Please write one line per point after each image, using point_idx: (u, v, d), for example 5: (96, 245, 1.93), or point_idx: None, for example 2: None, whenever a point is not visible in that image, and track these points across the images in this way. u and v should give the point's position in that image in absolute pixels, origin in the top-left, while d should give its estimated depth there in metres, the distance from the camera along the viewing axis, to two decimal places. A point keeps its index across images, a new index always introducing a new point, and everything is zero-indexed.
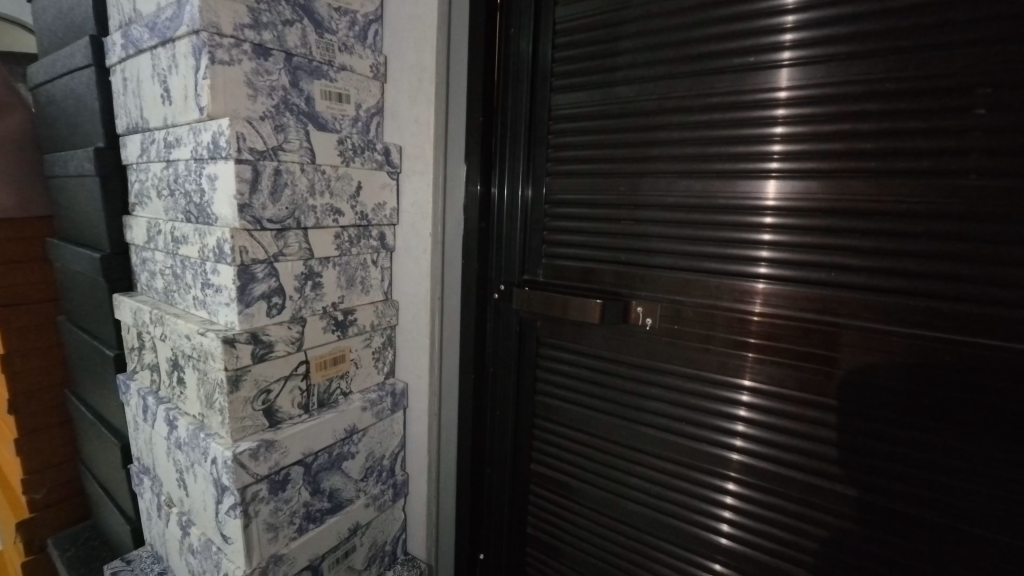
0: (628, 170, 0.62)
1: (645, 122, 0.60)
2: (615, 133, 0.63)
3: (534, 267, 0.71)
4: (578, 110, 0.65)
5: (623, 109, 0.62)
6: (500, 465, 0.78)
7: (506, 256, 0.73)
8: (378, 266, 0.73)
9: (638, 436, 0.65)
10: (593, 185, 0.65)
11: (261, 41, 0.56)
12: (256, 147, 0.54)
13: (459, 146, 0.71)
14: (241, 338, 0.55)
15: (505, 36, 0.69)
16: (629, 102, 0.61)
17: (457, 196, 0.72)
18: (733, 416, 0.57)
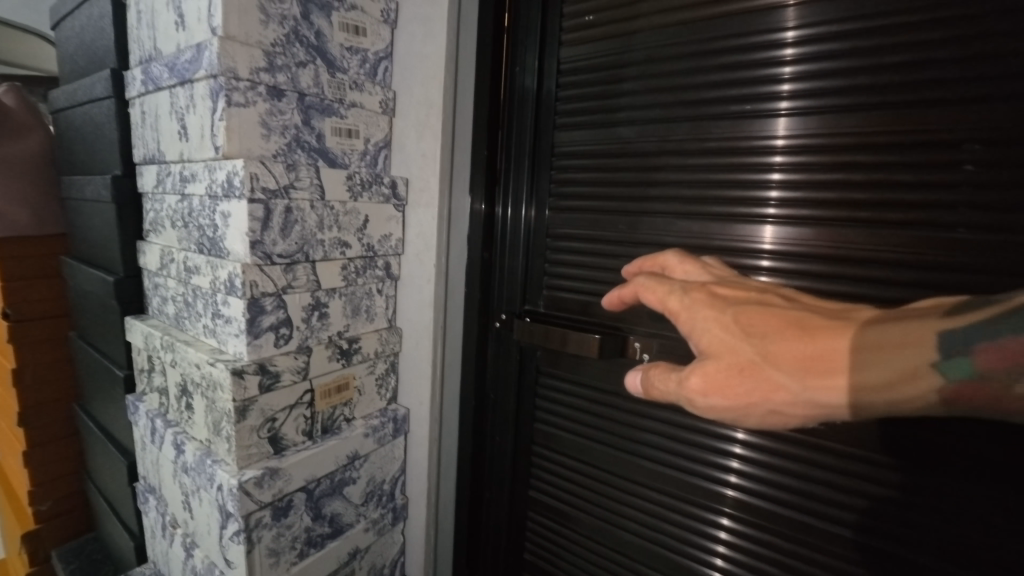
0: (628, 208, 0.63)
1: (645, 163, 0.61)
2: (616, 171, 0.64)
3: (534, 298, 0.72)
4: (580, 148, 0.67)
5: (623, 148, 0.63)
6: (500, 491, 0.79)
7: (508, 286, 0.74)
8: (383, 295, 0.74)
9: (636, 468, 0.66)
10: (593, 221, 0.66)
11: (275, 83, 0.58)
12: (269, 186, 0.56)
13: (465, 179, 0.73)
14: (249, 369, 0.57)
15: (510, 73, 0.71)
16: (629, 142, 0.63)
17: (462, 227, 0.74)
18: (728, 452, 0.58)
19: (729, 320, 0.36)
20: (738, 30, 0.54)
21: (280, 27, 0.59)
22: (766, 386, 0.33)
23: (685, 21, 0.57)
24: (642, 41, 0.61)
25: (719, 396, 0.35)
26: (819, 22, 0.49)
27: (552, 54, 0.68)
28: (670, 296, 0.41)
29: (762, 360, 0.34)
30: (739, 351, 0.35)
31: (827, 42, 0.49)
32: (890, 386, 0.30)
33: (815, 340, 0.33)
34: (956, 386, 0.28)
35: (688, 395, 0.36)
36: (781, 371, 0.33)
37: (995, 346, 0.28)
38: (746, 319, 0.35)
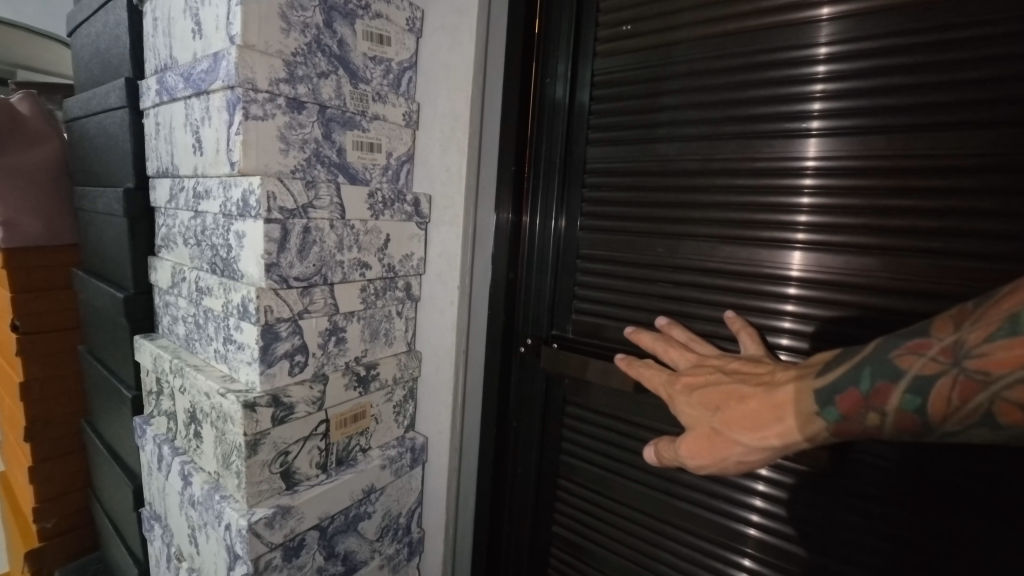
0: (665, 229, 0.58)
1: (686, 179, 0.56)
2: (652, 190, 0.59)
3: (563, 320, 0.67)
4: (612, 165, 0.62)
5: (661, 166, 0.58)
6: (520, 525, 0.74)
7: (534, 310, 0.69)
8: (402, 317, 0.70)
9: (669, 507, 0.60)
10: (625, 243, 0.61)
11: (296, 94, 0.54)
12: (287, 206, 0.52)
13: (491, 196, 0.69)
14: (262, 402, 0.53)
15: (539, 85, 0.67)
16: (668, 160, 0.57)
17: (487, 246, 0.69)
18: (751, 489, 0.54)
19: (698, 400, 0.45)
20: (790, 42, 0.48)
21: (302, 36, 0.55)
22: (725, 444, 0.41)
23: (730, 31, 0.52)
24: (682, 52, 0.56)
25: (699, 459, 0.43)
26: (884, 34, 0.44)
27: (584, 66, 0.64)
28: (652, 380, 0.52)
29: (719, 427, 0.42)
30: (704, 422, 0.44)
31: (894, 55, 0.43)
32: (797, 430, 0.38)
33: (745, 403, 0.41)
34: (836, 426, 0.36)
35: (681, 460, 0.45)
36: (731, 431, 0.41)
37: (848, 391, 0.35)
38: (706, 395, 0.45)
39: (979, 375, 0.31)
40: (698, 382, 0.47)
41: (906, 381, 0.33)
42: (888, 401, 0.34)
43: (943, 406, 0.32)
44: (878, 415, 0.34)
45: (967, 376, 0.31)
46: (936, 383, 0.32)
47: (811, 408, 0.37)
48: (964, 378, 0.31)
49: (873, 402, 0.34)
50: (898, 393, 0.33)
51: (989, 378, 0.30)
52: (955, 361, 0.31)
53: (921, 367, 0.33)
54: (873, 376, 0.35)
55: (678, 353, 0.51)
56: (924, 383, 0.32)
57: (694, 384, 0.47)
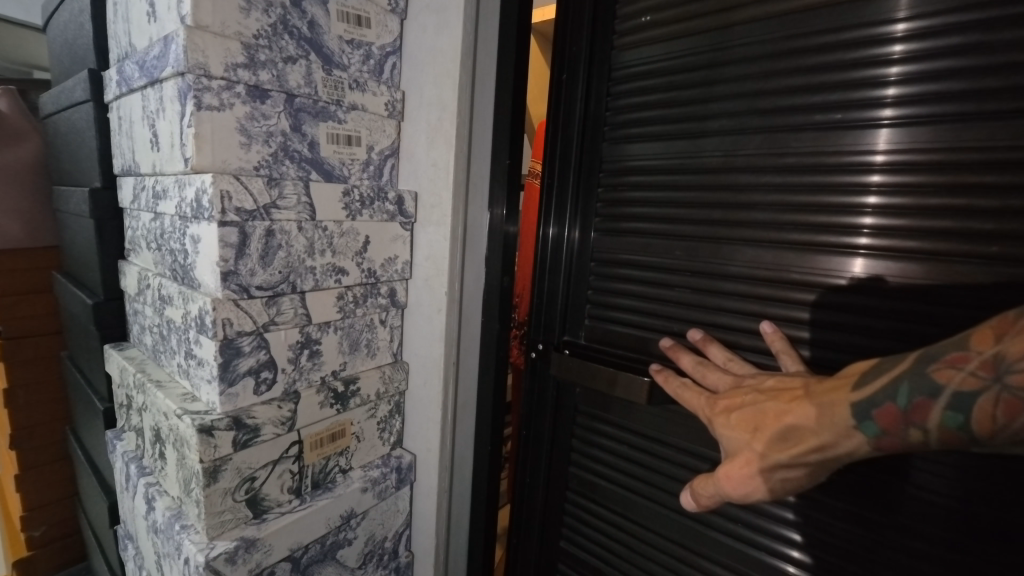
0: (677, 225, 0.51)
1: (703, 171, 0.49)
2: (668, 189, 0.52)
3: (574, 330, 0.61)
4: (629, 165, 0.55)
5: (680, 164, 0.51)
6: (527, 540, 0.69)
7: (547, 314, 0.63)
8: (386, 326, 0.64)
9: (674, 534, 0.54)
10: (641, 246, 0.54)
11: (257, 82, 0.49)
12: (244, 207, 0.46)
13: (482, 194, 0.62)
14: (220, 425, 0.48)
15: (555, 81, 0.60)
16: (689, 156, 0.50)
17: (479, 247, 0.62)
18: (769, 523, 0.47)
19: (733, 419, 0.38)
20: (823, 24, 0.41)
21: (264, 16, 0.49)
22: (769, 467, 0.35)
23: (748, 11, 0.45)
24: (697, 36, 0.49)
25: (742, 487, 0.36)
26: (934, 7, 0.36)
27: (598, 60, 0.58)
28: (687, 400, 0.45)
29: (759, 447, 0.35)
30: (742, 443, 0.37)
31: (946, 32, 0.36)
32: (834, 445, 0.32)
33: (778, 417, 0.35)
34: (876, 442, 0.31)
35: (723, 492, 0.37)
36: (772, 452, 0.35)
37: (885, 406, 0.30)
38: (741, 413, 0.38)
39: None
40: (731, 399, 0.40)
41: (946, 398, 0.28)
42: (928, 418, 0.29)
43: (988, 425, 0.27)
44: (920, 432, 0.29)
45: (1012, 395, 0.26)
46: (978, 400, 0.27)
47: (849, 422, 0.31)
48: (1009, 396, 0.26)
49: (912, 419, 0.29)
50: (937, 411, 0.28)
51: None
52: (997, 377, 0.27)
53: (960, 383, 0.28)
54: (912, 390, 0.29)
55: (717, 376, 0.44)
56: (965, 401, 0.27)
57: (728, 403, 0.40)
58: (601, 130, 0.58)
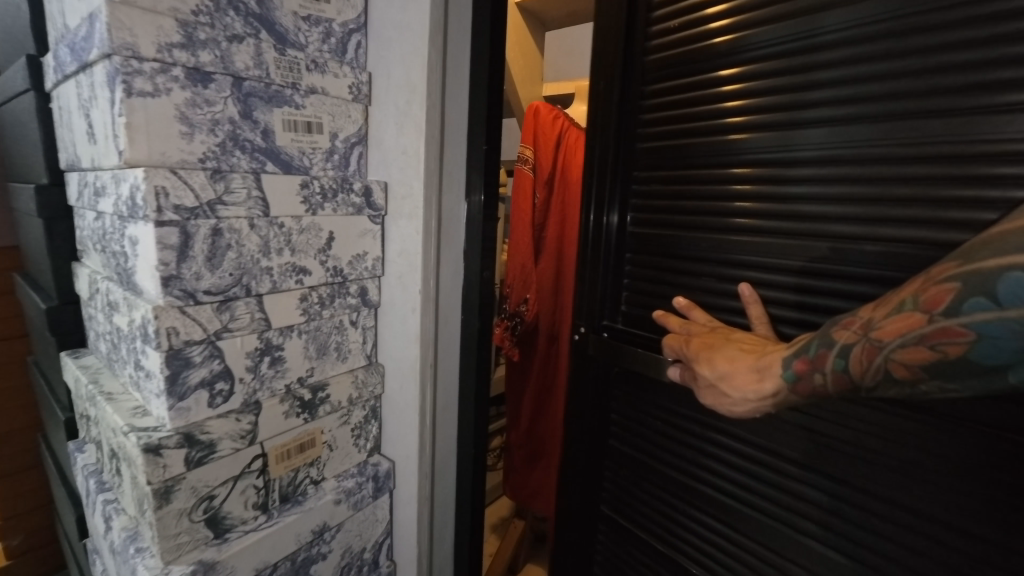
0: (700, 207, 0.49)
1: (730, 152, 0.45)
2: (689, 185, 0.50)
3: (611, 317, 0.59)
4: (653, 161, 0.53)
5: (701, 160, 0.48)
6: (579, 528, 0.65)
7: (586, 300, 0.61)
8: (358, 328, 0.60)
9: (695, 518, 0.52)
10: (665, 241, 0.52)
11: (197, 64, 0.44)
12: (185, 204, 0.42)
13: (458, 182, 0.58)
14: (169, 444, 0.44)
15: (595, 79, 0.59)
16: (709, 152, 0.47)
17: (458, 238, 0.59)
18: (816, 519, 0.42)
19: (697, 352, 0.43)
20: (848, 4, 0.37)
21: None
22: (714, 392, 0.40)
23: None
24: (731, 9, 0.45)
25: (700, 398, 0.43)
26: None
27: (629, 39, 0.55)
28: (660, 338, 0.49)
29: (710, 377, 0.41)
30: (699, 374, 0.42)
31: None
32: (761, 386, 0.37)
33: (732, 360, 0.39)
34: (793, 387, 0.35)
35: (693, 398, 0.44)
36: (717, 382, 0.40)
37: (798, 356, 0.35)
38: (705, 348, 0.42)
39: (878, 341, 0.30)
40: (700, 337, 0.44)
41: (839, 347, 0.32)
42: (826, 365, 0.33)
43: (863, 367, 0.31)
44: (822, 377, 0.33)
45: (869, 343, 0.31)
46: (853, 350, 0.32)
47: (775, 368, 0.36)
48: (870, 344, 0.31)
49: (815, 365, 0.33)
50: (831, 358, 0.33)
51: (880, 343, 0.30)
52: (863, 331, 0.31)
53: (847, 337, 0.32)
54: (819, 345, 0.34)
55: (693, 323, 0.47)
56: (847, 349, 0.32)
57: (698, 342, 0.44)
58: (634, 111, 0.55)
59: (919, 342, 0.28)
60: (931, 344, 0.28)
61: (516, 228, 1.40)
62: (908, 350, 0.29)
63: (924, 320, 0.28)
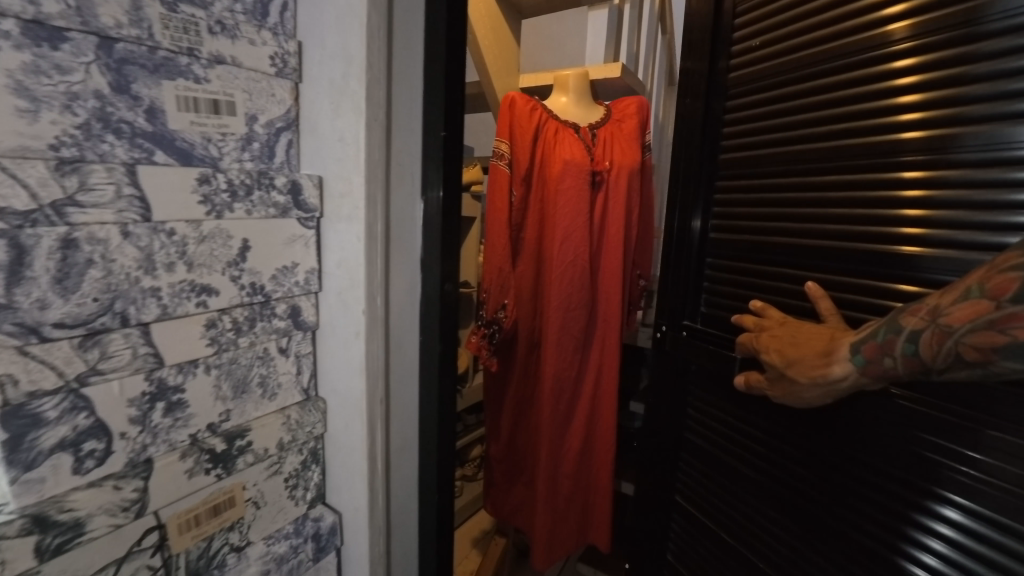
0: (812, 203, 0.60)
1: (885, 114, 0.52)
2: (783, 189, 0.65)
3: (692, 315, 0.80)
4: (796, 148, 0.63)
5: (833, 152, 0.58)
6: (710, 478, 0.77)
7: (676, 295, 0.83)
8: (289, 356, 0.49)
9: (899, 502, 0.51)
10: (772, 223, 0.66)
11: (40, 13, 0.31)
12: (15, 208, 0.31)
13: (412, 175, 0.48)
14: (9, 535, 0.31)
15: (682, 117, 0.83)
16: (838, 146, 0.57)
17: (411, 247, 0.49)
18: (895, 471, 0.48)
19: (766, 340, 0.57)
20: None
21: None
22: (793, 382, 0.52)
23: None
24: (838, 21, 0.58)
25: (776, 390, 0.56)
26: None
27: (709, 95, 0.78)
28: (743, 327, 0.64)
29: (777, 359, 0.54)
30: (769, 359, 0.55)
31: None
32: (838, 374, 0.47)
33: (802, 351, 0.51)
34: (864, 370, 0.44)
35: (791, 400, 0.54)
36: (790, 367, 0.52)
37: (867, 342, 0.44)
38: (775, 334, 0.56)
39: (947, 327, 0.38)
40: (777, 332, 0.56)
41: (906, 334, 0.41)
42: (895, 348, 0.42)
43: (932, 348, 0.39)
44: (892, 359, 0.42)
45: (940, 328, 0.39)
46: (924, 334, 0.40)
47: (844, 354, 0.46)
48: (939, 328, 0.39)
49: (885, 347, 0.42)
50: (900, 343, 0.42)
51: (951, 329, 0.38)
52: (932, 318, 0.39)
53: (912, 323, 0.41)
54: (886, 331, 0.43)
55: (772, 316, 0.60)
56: (917, 333, 0.41)
57: (764, 336, 0.58)
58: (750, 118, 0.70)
59: (991, 326, 0.35)
60: (1001, 328, 0.35)
61: (492, 225, 1.29)
62: (977, 334, 0.36)
63: (991, 306, 0.35)
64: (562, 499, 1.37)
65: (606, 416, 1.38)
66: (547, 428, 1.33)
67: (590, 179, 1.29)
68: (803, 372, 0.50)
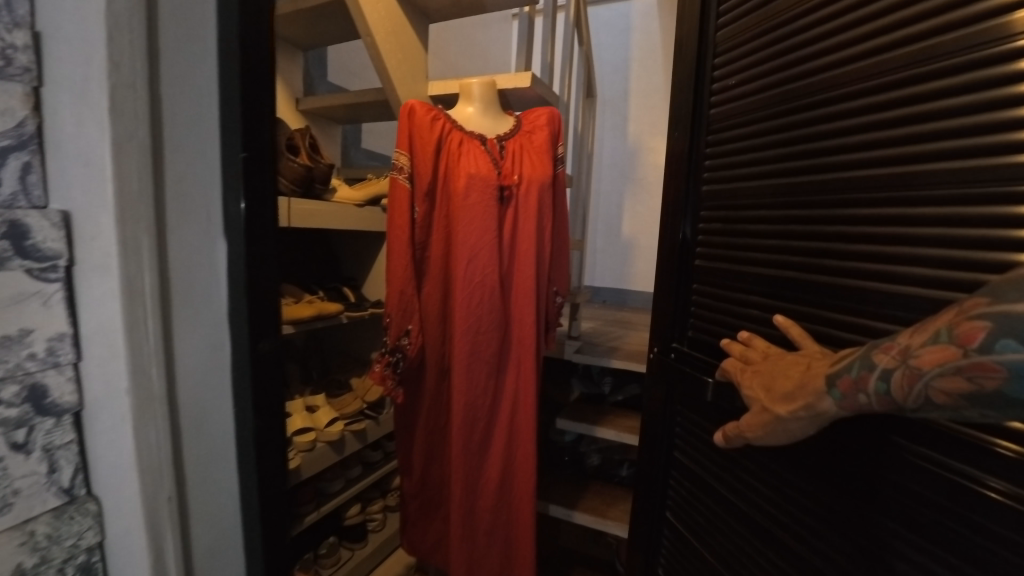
0: (840, 230, 0.58)
1: (959, 134, 0.46)
2: (793, 215, 0.65)
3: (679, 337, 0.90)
4: (839, 173, 0.58)
5: (887, 174, 0.53)
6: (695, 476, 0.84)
7: (671, 319, 0.91)
8: (29, 450, 0.36)
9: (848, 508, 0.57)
10: (773, 248, 0.69)
11: None
12: None
13: (205, 205, 0.38)
14: None
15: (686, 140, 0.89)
16: (898, 167, 0.52)
17: (209, 295, 0.39)
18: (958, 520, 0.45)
19: (755, 378, 0.61)
20: None
21: None
22: (769, 415, 0.56)
23: None
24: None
25: (754, 430, 0.59)
26: None
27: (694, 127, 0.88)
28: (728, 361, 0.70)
29: (759, 395, 0.58)
30: (751, 393, 0.60)
31: None
32: (816, 403, 0.50)
33: (786, 383, 0.54)
34: (841, 403, 0.47)
35: (764, 437, 0.57)
36: (776, 404, 0.55)
37: (844, 376, 0.47)
38: (759, 373, 0.61)
39: (915, 368, 0.41)
40: (761, 368, 0.61)
41: (879, 372, 0.43)
42: (869, 386, 0.44)
43: (904, 389, 0.42)
44: (865, 396, 0.44)
45: (909, 369, 0.41)
46: (895, 374, 0.42)
47: (821, 387, 0.49)
48: (908, 369, 0.41)
49: (861, 385, 0.45)
50: (874, 380, 0.44)
51: (921, 371, 0.40)
52: (903, 358, 0.42)
53: (885, 362, 0.43)
54: (859, 367, 0.45)
55: (756, 353, 0.66)
56: (888, 373, 0.43)
57: (748, 370, 0.64)
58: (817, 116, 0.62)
59: (957, 373, 0.38)
60: (968, 375, 0.37)
61: (395, 245, 1.18)
62: (945, 379, 0.39)
63: (958, 353, 0.38)
64: (480, 536, 1.30)
65: (524, 444, 1.29)
66: (457, 461, 1.24)
67: (498, 194, 1.22)
68: (782, 403, 0.54)
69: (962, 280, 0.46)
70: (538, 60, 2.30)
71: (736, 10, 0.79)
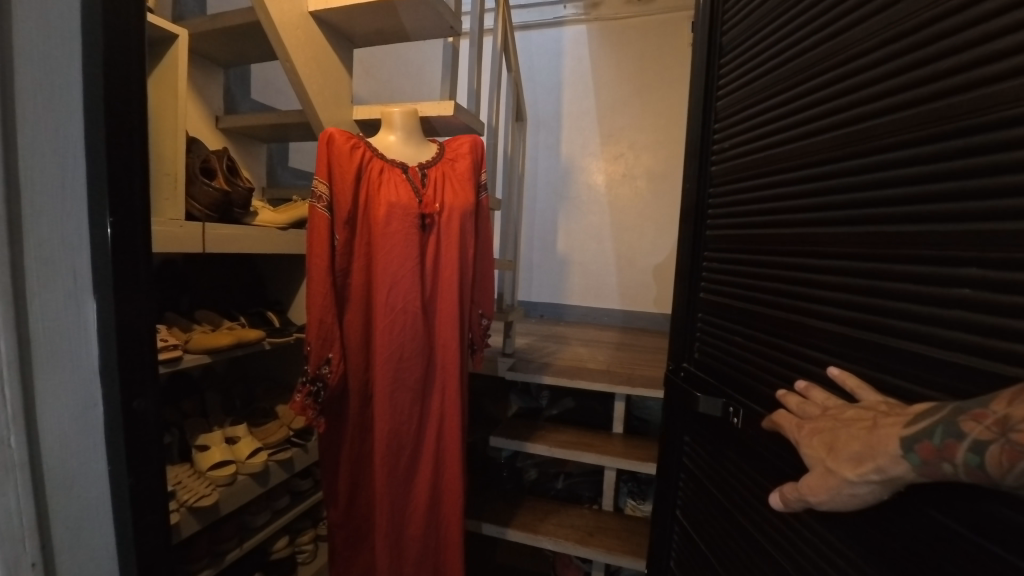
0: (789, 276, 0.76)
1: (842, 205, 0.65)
2: (764, 260, 0.85)
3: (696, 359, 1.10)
4: (785, 230, 0.78)
5: (811, 234, 0.71)
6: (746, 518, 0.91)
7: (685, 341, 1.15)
8: None
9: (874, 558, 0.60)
10: (753, 287, 0.88)
11: None
12: None
13: (68, 270, 0.39)
14: None
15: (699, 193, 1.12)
16: (817, 229, 0.70)
17: (76, 355, 0.40)
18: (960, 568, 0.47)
19: (816, 438, 0.60)
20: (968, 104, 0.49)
21: None
22: (838, 480, 0.56)
23: None
24: (851, 98, 0.65)
25: (819, 494, 0.58)
26: None
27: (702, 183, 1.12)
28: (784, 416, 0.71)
29: (823, 457, 0.58)
30: (815, 456, 0.60)
31: None
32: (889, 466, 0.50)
33: (850, 444, 0.54)
34: (920, 468, 0.47)
35: (837, 503, 0.56)
36: (843, 469, 0.55)
37: (925, 442, 0.46)
38: (821, 432, 0.60)
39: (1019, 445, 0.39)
40: (820, 426, 0.61)
41: (969, 442, 0.43)
42: (956, 455, 0.43)
43: (998, 464, 0.41)
44: (951, 464, 0.44)
45: (1009, 445, 0.40)
46: (989, 447, 0.41)
47: (897, 451, 0.48)
48: (1008, 445, 0.40)
49: (944, 453, 0.44)
50: (962, 450, 0.43)
51: None
52: (1002, 432, 0.40)
53: (978, 432, 0.42)
54: (943, 434, 0.44)
55: (813, 409, 0.66)
56: (981, 445, 0.42)
57: (807, 428, 0.64)
58: (790, 179, 0.78)
59: None
60: None
61: (316, 273, 1.17)
62: None
63: None
64: (409, 565, 1.30)
65: (450, 470, 1.31)
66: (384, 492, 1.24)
67: (419, 223, 1.24)
68: (848, 466, 0.54)
69: (870, 320, 0.60)
70: (464, 84, 2.36)
71: (731, 93, 1.01)
